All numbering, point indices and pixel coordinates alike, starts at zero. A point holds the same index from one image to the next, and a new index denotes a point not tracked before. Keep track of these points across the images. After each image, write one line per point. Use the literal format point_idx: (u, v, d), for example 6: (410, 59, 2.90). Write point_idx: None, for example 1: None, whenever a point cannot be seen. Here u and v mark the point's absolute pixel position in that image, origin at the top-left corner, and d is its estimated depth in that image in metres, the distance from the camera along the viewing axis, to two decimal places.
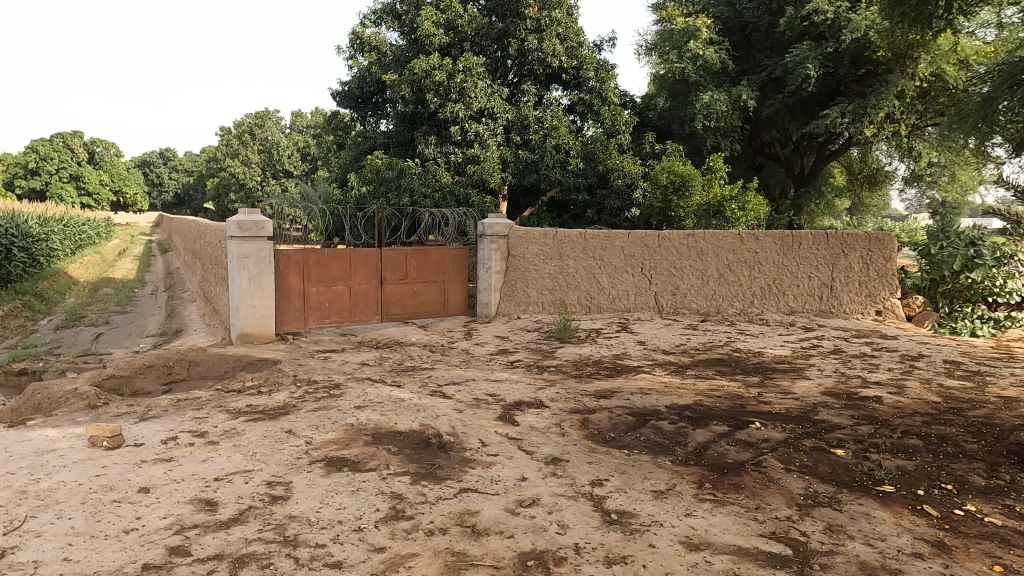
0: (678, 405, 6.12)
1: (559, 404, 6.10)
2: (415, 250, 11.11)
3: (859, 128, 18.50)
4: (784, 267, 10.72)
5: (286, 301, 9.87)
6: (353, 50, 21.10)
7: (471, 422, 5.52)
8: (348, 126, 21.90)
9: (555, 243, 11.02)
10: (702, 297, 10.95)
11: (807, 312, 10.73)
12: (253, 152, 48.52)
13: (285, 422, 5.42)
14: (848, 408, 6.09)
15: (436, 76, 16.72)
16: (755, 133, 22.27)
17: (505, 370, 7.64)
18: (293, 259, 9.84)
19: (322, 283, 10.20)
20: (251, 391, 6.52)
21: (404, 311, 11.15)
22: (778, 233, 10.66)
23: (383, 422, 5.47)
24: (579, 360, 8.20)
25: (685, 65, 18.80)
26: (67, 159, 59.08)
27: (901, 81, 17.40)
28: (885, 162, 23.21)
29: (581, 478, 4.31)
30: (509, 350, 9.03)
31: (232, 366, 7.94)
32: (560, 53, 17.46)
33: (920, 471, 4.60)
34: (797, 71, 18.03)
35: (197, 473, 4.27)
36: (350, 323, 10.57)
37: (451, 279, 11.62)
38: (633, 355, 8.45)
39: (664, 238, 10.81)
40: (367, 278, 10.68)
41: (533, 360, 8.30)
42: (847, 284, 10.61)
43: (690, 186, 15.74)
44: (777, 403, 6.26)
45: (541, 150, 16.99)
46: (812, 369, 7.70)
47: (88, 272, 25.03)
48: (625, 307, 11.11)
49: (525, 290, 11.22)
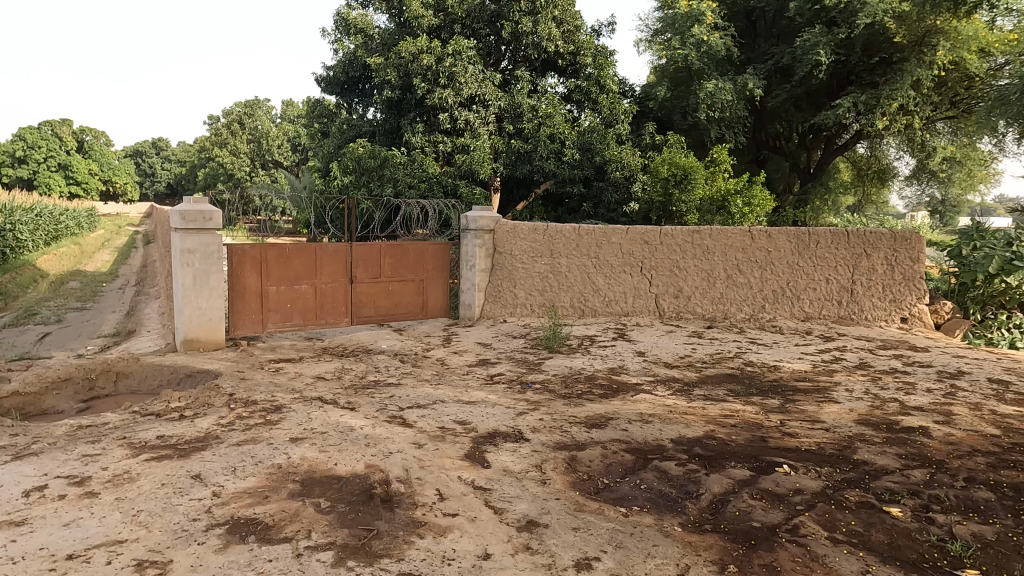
0: (686, 439, 5.03)
1: (542, 437, 5.00)
2: (390, 245, 10.02)
3: (870, 120, 17.34)
4: (799, 269, 9.62)
5: (241, 302, 8.77)
6: (339, 33, 20.00)
7: (430, 463, 4.42)
8: (333, 113, 20.74)
9: (546, 238, 9.96)
10: (708, 301, 9.87)
11: (825, 318, 9.65)
12: (241, 142, 47.29)
13: (195, 461, 4.32)
14: (893, 444, 5.01)
15: (423, 59, 15.59)
16: (761, 124, 21.18)
17: (482, 388, 6.53)
18: (250, 256, 8.74)
19: (284, 281, 9.09)
20: (172, 415, 5.41)
21: (378, 313, 10.07)
22: (793, 230, 9.58)
23: (320, 463, 4.37)
24: (568, 374, 7.10)
25: (689, 51, 17.67)
26: (57, 148, 57.65)
27: (918, 70, 16.37)
28: (894, 157, 22.24)
29: (564, 557, 3.23)
30: (491, 361, 7.94)
31: (166, 379, 6.85)
32: (555, 37, 16.33)
33: (1006, 543, 3.53)
34: (808, 58, 16.94)
35: (47, 548, 3.18)
36: (315, 326, 9.47)
37: (430, 278, 10.54)
38: (631, 369, 7.34)
39: (666, 235, 9.75)
40: (335, 276, 9.57)
41: (516, 374, 7.20)
42: (869, 287, 9.54)
43: (693, 180, 14.76)
44: (806, 437, 5.18)
45: (535, 139, 15.82)
46: (839, 390, 6.61)
47: (61, 264, 23.87)
48: (623, 311, 10.04)
49: (512, 290, 10.16)
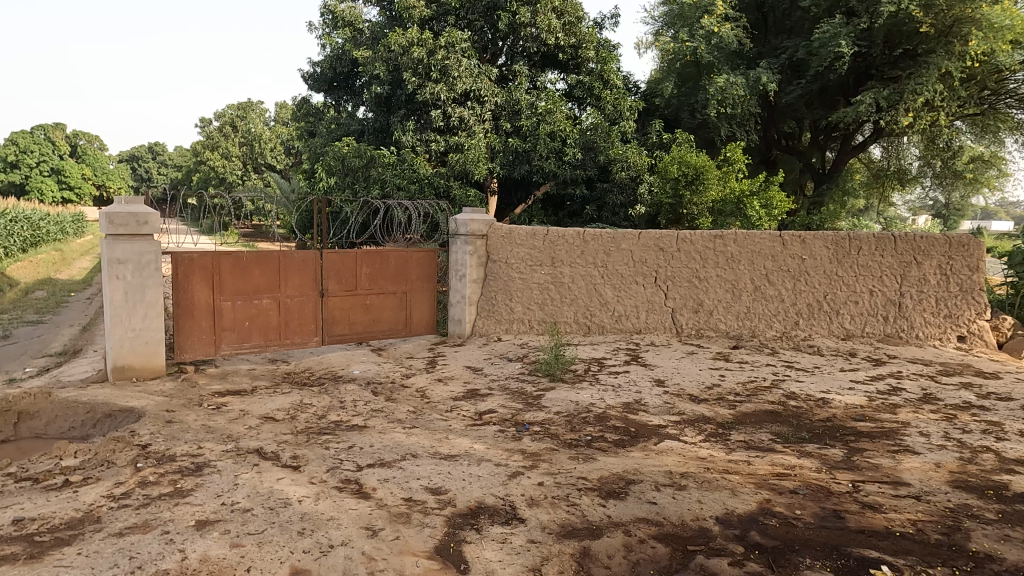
0: (736, 517, 3.73)
1: (542, 517, 3.69)
2: (367, 253, 8.74)
3: (894, 117, 15.99)
4: (839, 279, 8.34)
5: (189, 320, 7.48)
6: (326, 28, 18.84)
7: (383, 567, 3.12)
8: (321, 112, 19.46)
9: (546, 245, 8.71)
10: (733, 316, 8.56)
11: (868, 336, 8.35)
12: (233, 145, 46.01)
13: (46, 569, 3.02)
14: (1016, 524, 3.70)
15: (414, 52, 14.31)
16: (774, 122, 19.88)
17: (466, 434, 5.21)
18: (199, 266, 7.45)
19: (241, 295, 7.80)
20: (54, 481, 4.11)
21: (354, 330, 8.80)
22: (831, 235, 8.31)
23: (225, 568, 3.07)
24: (573, 413, 5.77)
25: (697, 43, 16.45)
26: (51, 152, 56.02)
27: (946, 63, 14.93)
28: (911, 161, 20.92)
29: None
30: (481, 393, 6.62)
31: (81, 421, 5.60)
32: (556, 29, 15.05)
33: None
34: (827, 50, 15.62)
35: None
36: (278, 347, 8.17)
37: (415, 289, 9.26)
38: (651, 404, 6.02)
39: (683, 240, 8.50)
40: (303, 289, 8.29)
41: (512, 412, 5.88)
42: (920, 301, 8.26)
43: (705, 180, 13.69)
44: (895, 512, 3.86)
45: (534, 137, 14.38)
46: (913, 434, 5.29)
47: (35, 272, 22.48)
48: (635, 327, 8.76)
49: (508, 303, 8.90)
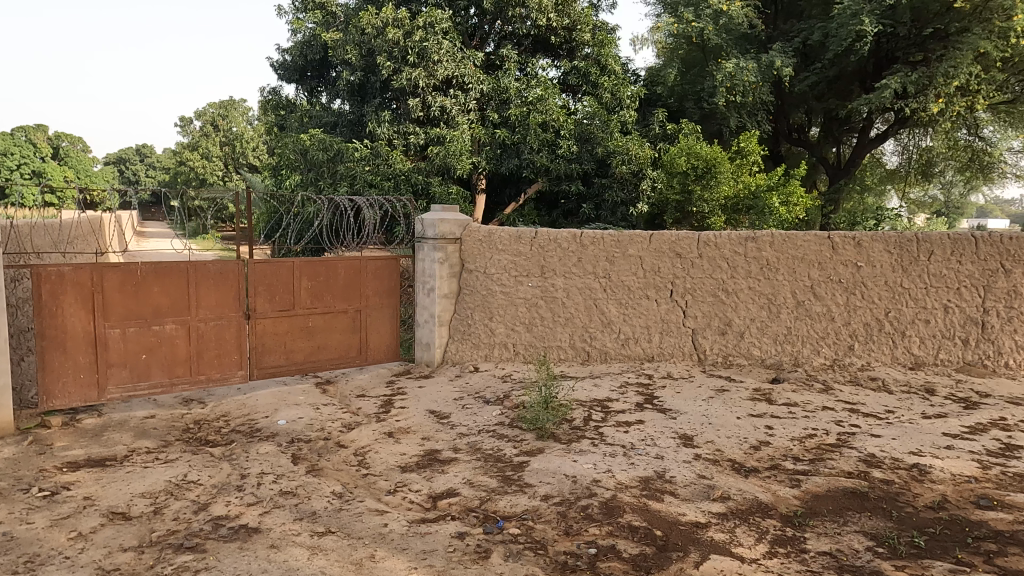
0: None
1: None
2: (308, 262, 6.92)
3: (922, 102, 14.06)
4: (906, 293, 6.57)
5: (61, 354, 5.66)
6: (297, 12, 16.92)
7: None
8: (291, 105, 17.59)
9: (534, 251, 6.94)
10: (770, 340, 6.77)
11: (943, 365, 6.58)
12: (214, 144, 43.98)
13: None
14: None
15: (389, 33, 12.23)
16: (785, 113, 18.07)
17: (404, 549, 3.39)
18: (74, 282, 5.65)
19: (135, 320, 5.99)
20: None
21: (292, 361, 6.98)
22: (893, 236, 6.55)
23: None
24: (569, 499, 3.96)
25: (704, 24, 14.56)
26: (32, 154, 53.26)
27: (983, 42, 12.86)
28: (942, 163, 18.68)
29: None
30: (444, 458, 4.81)
31: None
32: (547, 8, 13.14)
33: None
34: (848, 29, 13.65)
35: None
36: (189, 385, 6.35)
37: (371, 307, 7.44)
38: (683, 482, 4.19)
39: (707, 244, 6.74)
40: (220, 309, 6.47)
41: (482, 497, 4.06)
42: (1008, 320, 6.49)
43: (717, 174, 12.00)
44: None
45: (522, 128, 12.50)
46: None
47: None
48: (647, 354, 6.96)
49: (488, 324, 7.10)
